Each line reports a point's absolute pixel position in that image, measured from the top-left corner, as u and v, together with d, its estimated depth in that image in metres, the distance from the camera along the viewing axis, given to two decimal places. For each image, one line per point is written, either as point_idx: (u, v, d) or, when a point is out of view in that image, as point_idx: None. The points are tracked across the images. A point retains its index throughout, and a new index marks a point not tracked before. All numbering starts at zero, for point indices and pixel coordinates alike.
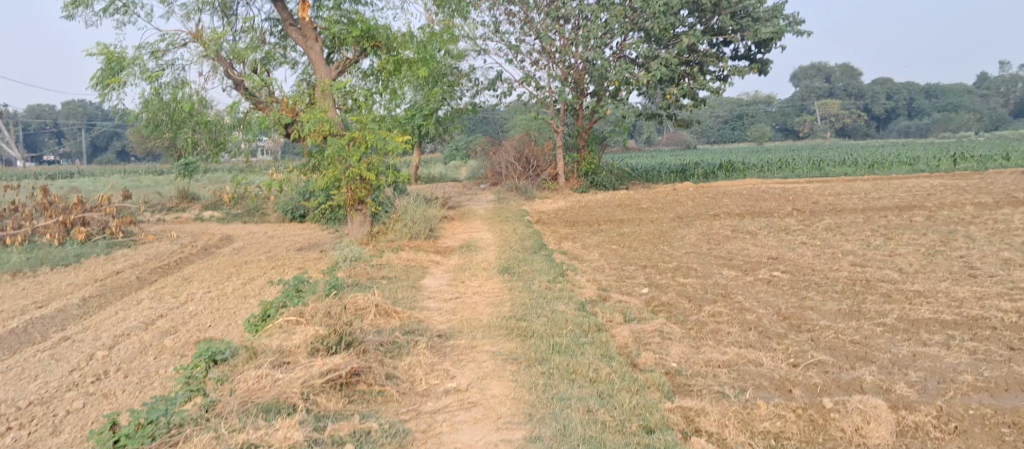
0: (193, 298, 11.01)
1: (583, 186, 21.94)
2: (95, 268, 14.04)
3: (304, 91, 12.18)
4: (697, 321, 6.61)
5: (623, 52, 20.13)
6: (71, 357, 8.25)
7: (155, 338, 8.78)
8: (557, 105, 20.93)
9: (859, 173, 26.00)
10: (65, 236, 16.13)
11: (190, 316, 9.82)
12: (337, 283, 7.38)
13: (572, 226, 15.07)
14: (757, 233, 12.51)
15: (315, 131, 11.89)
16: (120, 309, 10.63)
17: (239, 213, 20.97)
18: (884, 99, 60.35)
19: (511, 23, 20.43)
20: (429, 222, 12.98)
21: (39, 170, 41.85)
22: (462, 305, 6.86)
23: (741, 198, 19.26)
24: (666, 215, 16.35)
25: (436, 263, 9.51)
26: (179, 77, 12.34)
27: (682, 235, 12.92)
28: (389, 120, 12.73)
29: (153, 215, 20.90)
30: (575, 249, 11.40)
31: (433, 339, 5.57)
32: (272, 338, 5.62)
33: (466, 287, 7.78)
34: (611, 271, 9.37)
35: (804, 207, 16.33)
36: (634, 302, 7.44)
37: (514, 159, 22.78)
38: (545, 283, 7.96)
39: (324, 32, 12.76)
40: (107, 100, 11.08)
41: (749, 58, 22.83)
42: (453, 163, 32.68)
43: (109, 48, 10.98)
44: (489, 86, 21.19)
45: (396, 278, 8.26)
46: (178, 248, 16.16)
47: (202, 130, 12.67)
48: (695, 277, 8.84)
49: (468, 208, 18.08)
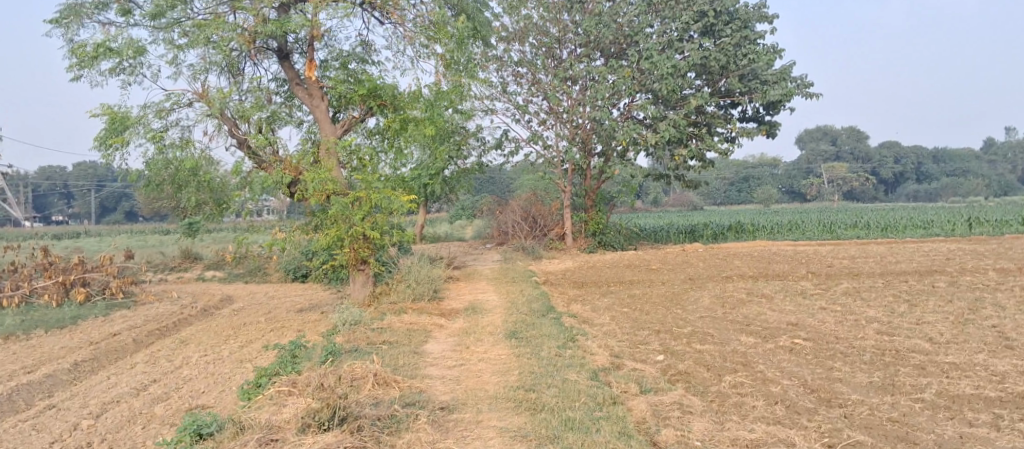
0: (189, 362, 10.60)
1: (590, 246, 21.60)
2: (91, 330, 13.67)
3: (308, 150, 11.99)
4: (717, 392, 6.18)
5: (630, 113, 20.07)
6: (54, 427, 7.83)
7: (144, 406, 8.37)
8: (564, 166, 20.78)
9: (872, 236, 25.63)
10: (64, 296, 15.80)
11: (183, 382, 9.41)
12: (335, 348, 7.00)
13: (581, 287, 14.68)
14: (773, 297, 12.11)
15: (319, 191, 11.66)
16: (112, 374, 10.24)
17: (242, 273, 20.65)
18: (891, 162, 60.37)
19: (519, 84, 20.45)
20: (434, 283, 12.64)
21: (44, 230, 41.76)
22: (467, 373, 6.47)
23: (752, 259, 18.92)
24: (677, 277, 15.97)
25: (440, 326, 9.11)
26: (183, 136, 12.18)
27: (696, 298, 12.52)
28: (394, 179, 12.51)
29: (154, 275, 20.62)
30: (586, 312, 10.99)
31: (435, 413, 5.16)
32: (262, 410, 5.21)
33: (471, 354, 7.37)
34: (623, 336, 8.95)
35: (819, 271, 15.93)
36: (649, 371, 7.01)
37: (521, 218, 22.50)
38: (555, 349, 7.55)
39: (330, 91, 12.75)
40: (109, 161, 10.87)
41: (757, 119, 22.75)
42: (459, 223, 32.47)
43: (113, 108, 10.83)
44: (496, 146, 21.09)
45: (397, 343, 7.86)
46: (177, 309, 15.80)
47: (205, 190, 12.39)
48: (712, 344, 8.40)
49: (473, 268, 17.73)
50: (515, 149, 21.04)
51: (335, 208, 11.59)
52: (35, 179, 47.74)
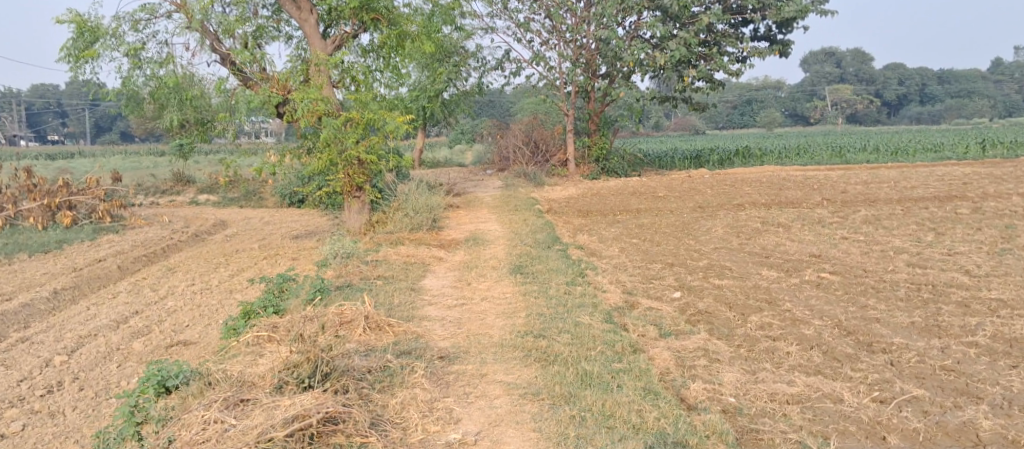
0: (174, 293, 10.04)
1: (594, 172, 20.79)
2: (75, 256, 13.08)
3: (297, 68, 11.12)
4: (745, 335, 5.61)
5: (637, 31, 19.03)
6: (26, 363, 7.30)
7: (123, 341, 7.85)
8: (567, 88, 19.84)
9: (883, 160, 24.86)
10: (50, 220, 15.18)
11: (167, 314, 8.88)
12: (324, 285, 6.39)
13: (586, 216, 14.06)
14: (790, 226, 11.48)
15: (309, 112, 10.84)
16: (93, 305, 9.68)
17: (236, 197, 20.00)
18: (897, 85, 58.98)
19: (520, 0, 19.31)
20: (432, 211, 11.96)
21: (36, 151, 41.02)
22: (468, 315, 5.87)
23: (763, 186, 18.22)
24: (685, 204, 15.27)
25: (438, 259, 8.51)
26: (162, 51, 11.30)
27: (707, 227, 11.91)
28: (390, 101, 11.76)
29: (145, 199, 19.96)
30: (592, 243, 10.39)
31: (433, 364, 4.58)
32: (237, 362, 4.68)
33: (472, 291, 6.79)
34: (635, 271, 8.40)
35: (834, 197, 15.27)
36: (668, 312, 6.43)
37: (523, 143, 21.86)
38: (563, 286, 6.95)
39: (320, 4, 11.73)
40: (78, 75, 10.01)
41: (769, 39, 21.68)
42: (457, 148, 31.74)
43: (82, 16, 9.94)
44: (497, 66, 20.10)
45: (392, 279, 7.27)
46: (167, 234, 15.19)
47: (189, 110, 11.59)
48: (731, 279, 7.83)
49: (473, 195, 17.07)
50: (517, 70, 20.06)
51: (325, 130, 10.77)
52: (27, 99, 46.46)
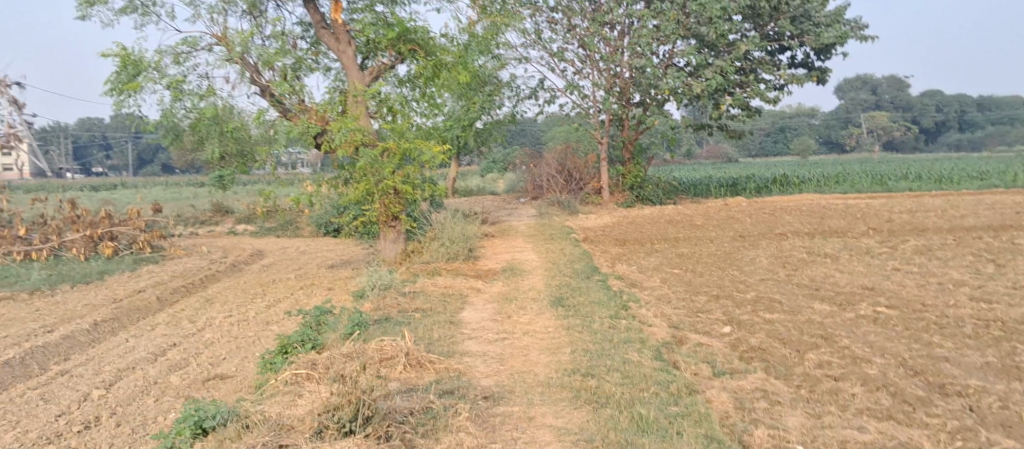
0: (211, 325, 9.98)
1: (629, 200, 20.52)
2: (115, 286, 13.15)
3: (335, 99, 11.11)
4: (805, 374, 5.31)
5: (672, 60, 18.86)
6: (64, 397, 7.21)
7: (161, 375, 7.76)
8: (601, 116, 19.68)
9: (927, 188, 24.23)
10: (91, 251, 15.31)
11: (205, 347, 8.82)
12: (362, 319, 6.23)
13: (623, 245, 13.78)
14: (838, 256, 11.08)
15: (346, 142, 10.81)
16: (131, 337, 9.64)
17: (272, 227, 20.09)
18: (936, 112, 57.90)
19: (554, 30, 19.27)
20: (469, 241, 11.79)
21: (79, 182, 41.93)
22: (511, 350, 5.65)
23: (803, 214, 17.79)
24: (725, 233, 14.92)
25: (477, 291, 8.32)
26: (203, 84, 11.37)
27: (751, 257, 11.56)
28: (426, 130, 11.71)
29: (183, 229, 20.14)
30: (633, 273, 10.11)
31: (478, 405, 4.37)
32: (275, 403, 4.51)
33: (513, 325, 6.57)
34: (680, 303, 8.11)
35: (880, 226, 14.82)
36: (719, 348, 6.13)
37: (556, 171, 21.60)
38: (607, 320, 6.69)
39: (358, 35, 11.76)
40: (122, 108, 10.06)
41: (807, 65, 21.33)
42: (490, 176, 31.70)
43: (126, 50, 10.02)
44: (532, 95, 20.03)
45: (430, 312, 7.06)
46: (205, 264, 15.25)
47: (228, 141, 11.61)
48: (782, 313, 7.50)
49: (508, 224, 16.91)
50: (551, 99, 19.97)
51: (363, 160, 10.73)
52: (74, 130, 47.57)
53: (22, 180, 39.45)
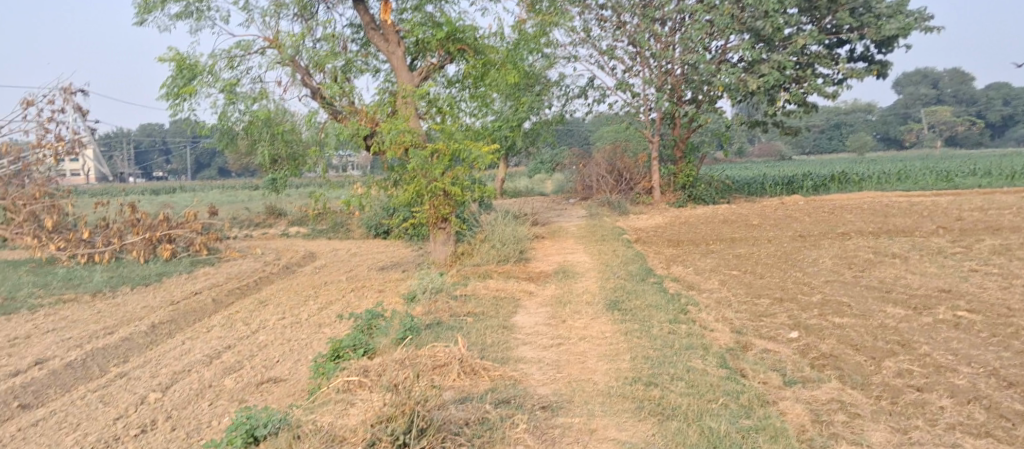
0: (264, 328, 9.98)
1: (681, 200, 20.06)
2: (173, 288, 13.32)
3: (385, 100, 11.02)
4: (885, 384, 4.96)
5: (726, 55, 18.36)
6: (122, 400, 7.22)
7: (215, 378, 7.75)
8: (652, 114, 19.27)
9: (997, 184, 23.16)
10: (151, 253, 15.55)
11: (258, 349, 8.84)
12: (414, 323, 6.08)
13: (677, 246, 13.42)
14: (908, 257, 10.56)
15: (395, 143, 10.71)
16: (187, 339, 9.69)
17: (324, 229, 20.23)
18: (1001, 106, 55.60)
19: (604, 28, 18.95)
20: (520, 242, 11.57)
21: (138, 187, 43.06)
22: (567, 356, 5.42)
23: (865, 213, 17.13)
24: (784, 233, 14.41)
25: (529, 294, 8.10)
26: (256, 87, 11.41)
27: (813, 258, 11.10)
28: (475, 131, 11.55)
29: (239, 231, 20.45)
30: (689, 275, 9.77)
31: (535, 416, 4.16)
32: (326, 411, 4.36)
33: (569, 329, 6.33)
34: (741, 306, 7.76)
35: (950, 224, 14.13)
36: (787, 355, 5.80)
37: (606, 172, 21.35)
38: (666, 325, 6.39)
39: (407, 35, 11.65)
40: (177, 112, 10.09)
41: (867, 58, 20.53)
42: (538, 177, 31.47)
43: (181, 54, 10.06)
44: (581, 94, 19.74)
45: (482, 316, 6.87)
46: (260, 266, 15.38)
47: (280, 144, 11.62)
48: (852, 317, 7.11)
49: (558, 224, 16.67)
50: (601, 98, 19.64)
51: (413, 162, 10.63)
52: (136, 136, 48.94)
53: (88, 184, 40.76)
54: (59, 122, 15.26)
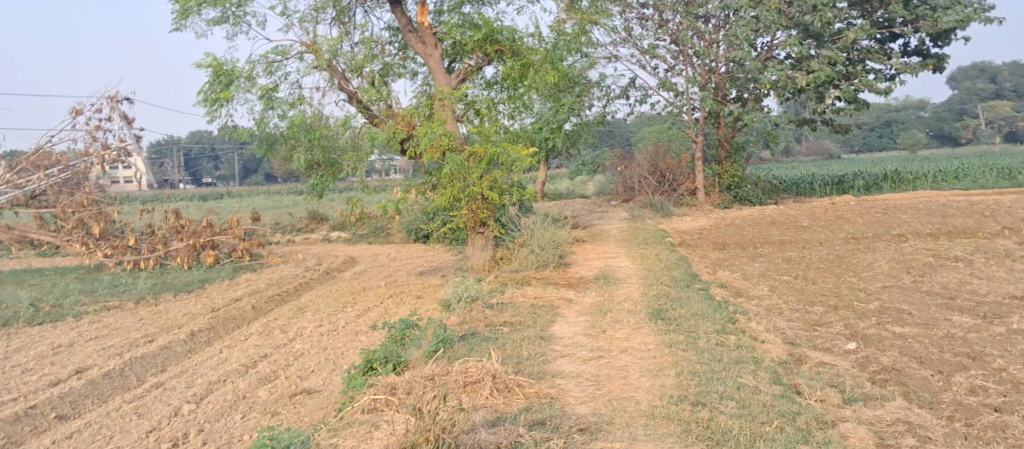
0: (301, 335, 9.86)
1: (726, 201, 19.51)
2: (214, 295, 13.33)
3: (422, 103, 10.84)
4: (957, 404, 4.59)
5: (772, 52, 17.79)
6: (156, 411, 7.12)
7: (250, 389, 7.62)
8: (696, 113, 18.77)
9: None
10: (195, 259, 15.62)
11: (295, 358, 8.71)
12: (447, 335, 5.83)
13: (722, 249, 12.97)
14: (972, 260, 10.00)
15: (433, 147, 10.52)
16: (225, 347, 9.61)
17: (365, 234, 20.18)
18: None
19: (645, 26, 18.54)
20: (560, 247, 11.11)
21: (186, 193, 43.77)
22: (607, 371, 5.11)
23: (922, 213, 16.40)
24: (836, 235, 13.83)
25: (569, 302, 7.79)
26: (294, 93, 11.33)
27: (868, 261, 10.56)
28: (514, 134, 11.29)
29: (283, 236, 20.58)
30: (736, 280, 9.35)
31: (572, 439, 3.88)
32: (352, 434, 4.14)
33: (610, 341, 6.02)
34: (793, 314, 7.34)
35: (1016, 225, 13.41)
36: (844, 368, 5.42)
37: (648, 173, 20.91)
38: (713, 336, 6.02)
39: (445, 37, 11.45)
40: (214, 118, 10.01)
41: (922, 53, 19.70)
42: (579, 179, 31.07)
43: (218, 60, 9.99)
44: (623, 94, 19.34)
45: (519, 326, 6.59)
46: (301, 272, 15.35)
47: (317, 149, 11.52)
48: (915, 327, 6.67)
49: (599, 227, 16.32)
50: (643, 98, 19.22)
51: (449, 166, 10.42)
52: (186, 143, 49.87)
53: (140, 191, 41.65)
54: (107, 131, 15.45)
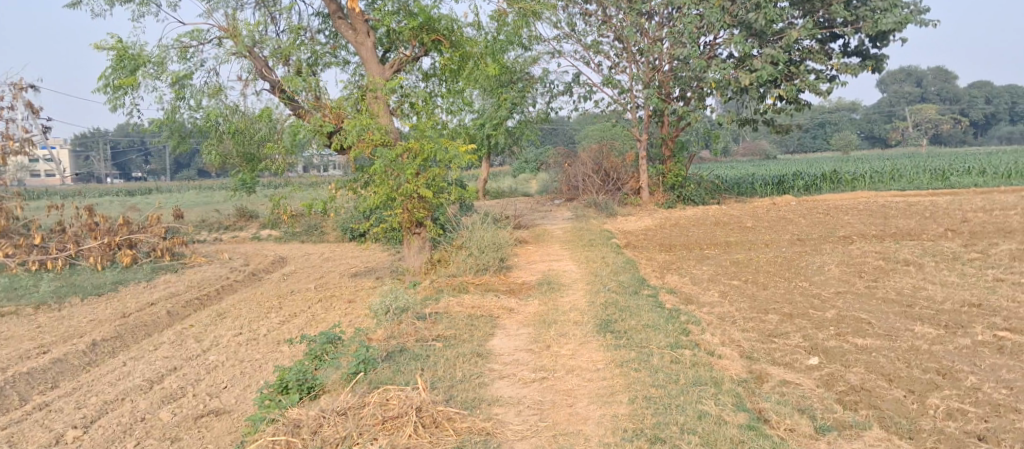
0: (217, 346, 9.01)
1: (669, 201, 19.21)
2: (126, 299, 12.25)
3: (352, 95, 10.09)
4: (939, 432, 4.25)
5: (716, 50, 17.51)
6: (36, 438, 6.22)
7: (150, 409, 6.77)
8: (639, 112, 18.38)
9: (992, 184, 22.59)
10: (109, 260, 14.46)
11: (206, 373, 7.87)
12: (369, 354, 5.14)
13: (669, 251, 12.54)
14: (922, 264, 9.82)
15: (363, 141, 9.87)
16: (130, 359, 8.69)
17: (297, 232, 19.20)
18: (983, 104, 55.15)
19: (589, 21, 18.06)
20: (500, 249, 10.50)
21: (105, 187, 41.30)
22: (553, 396, 4.52)
23: (863, 214, 16.39)
24: (782, 236, 13.57)
25: (509, 311, 7.18)
26: (210, 81, 10.42)
27: (817, 264, 10.26)
28: (452, 129, 10.63)
29: (208, 234, 19.49)
30: (684, 285, 8.90)
31: None
32: None
33: (555, 356, 5.45)
34: (748, 323, 6.91)
35: (958, 227, 13.45)
36: (810, 388, 5.00)
37: (592, 171, 20.41)
38: (667, 352, 5.47)
39: (377, 24, 10.62)
40: (116, 106, 9.07)
41: (862, 53, 19.76)
42: (521, 176, 30.49)
43: (121, 41, 9.02)
44: (566, 91, 18.85)
45: (454, 340, 5.94)
46: (224, 273, 14.33)
47: (235, 143, 10.62)
48: (876, 338, 6.35)
49: (542, 228, 15.80)
50: (586, 95, 18.76)
51: (379, 161, 9.72)
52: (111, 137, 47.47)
53: (61, 186, 39.34)
54: (8, 120, 14.16)
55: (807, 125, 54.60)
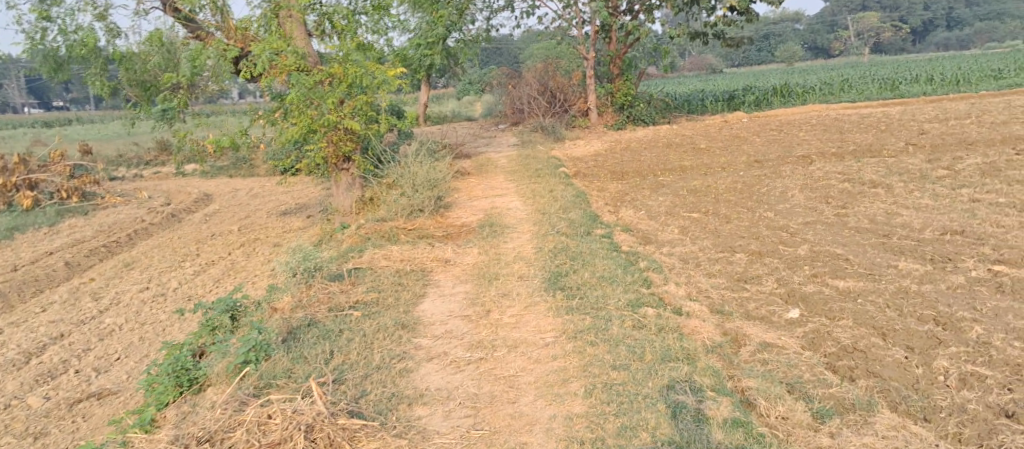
0: (118, 303, 7.91)
1: (619, 122, 18.24)
2: (22, 248, 10.91)
3: (262, 13, 8.72)
4: (961, 410, 3.53)
5: None
6: None
7: (20, 394, 5.71)
8: (586, 27, 17.13)
9: (940, 91, 22.20)
10: (6, 203, 12.89)
11: (98, 340, 6.78)
12: (265, 339, 4.18)
13: (621, 179, 11.66)
14: (890, 185, 9.11)
15: (275, 67, 8.56)
16: (11, 325, 7.54)
17: (222, 165, 17.72)
18: (922, 10, 54.85)
19: None
20: (436, 182, 9.43)
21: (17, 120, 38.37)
22: (491, 388, 3.72)
23: (819, 129, 15.70)
24: (738, 157, 12.81)
25: (444, 262, 6.23)
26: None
27: (779, 189, 9.50)
28: (379, 50, 9.35)
29: (124, 171, 17.82)
30: (640, 221, 8.04)
31: None
32: None
33: (494, 327, 4.55)
34: (716, 266, 6.09)
35: (918, 139, 12.85)
36: (796, 353, 4.20)
37: (537, 92, 19.11)
38: (627, 314, 4.63)
39: None
40: None
41: None
42: (465, 98, 29.09)
43: None
44: (506, 6, 17.46)
45: (375, 308, 4.99)
46: (139, 214, 12.96)
47: (123, 71, 9.16)
48: (860, 279, 5.59)
49: (484, 156, 14.75)
50: (529, 11, 17.41)
51: (294, 89, 8.43)
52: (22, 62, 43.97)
53: None
54: None
55: (752, 37, 53.71)
